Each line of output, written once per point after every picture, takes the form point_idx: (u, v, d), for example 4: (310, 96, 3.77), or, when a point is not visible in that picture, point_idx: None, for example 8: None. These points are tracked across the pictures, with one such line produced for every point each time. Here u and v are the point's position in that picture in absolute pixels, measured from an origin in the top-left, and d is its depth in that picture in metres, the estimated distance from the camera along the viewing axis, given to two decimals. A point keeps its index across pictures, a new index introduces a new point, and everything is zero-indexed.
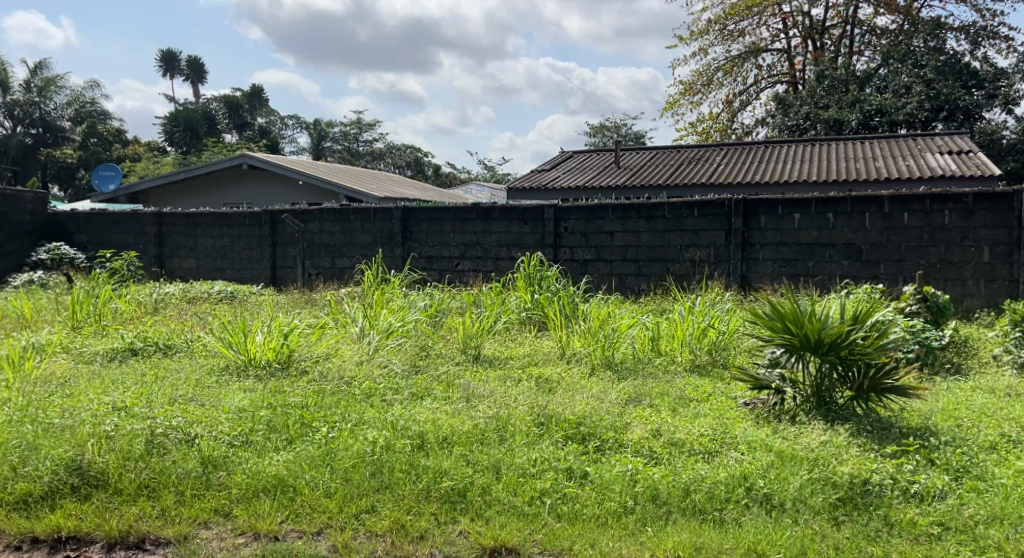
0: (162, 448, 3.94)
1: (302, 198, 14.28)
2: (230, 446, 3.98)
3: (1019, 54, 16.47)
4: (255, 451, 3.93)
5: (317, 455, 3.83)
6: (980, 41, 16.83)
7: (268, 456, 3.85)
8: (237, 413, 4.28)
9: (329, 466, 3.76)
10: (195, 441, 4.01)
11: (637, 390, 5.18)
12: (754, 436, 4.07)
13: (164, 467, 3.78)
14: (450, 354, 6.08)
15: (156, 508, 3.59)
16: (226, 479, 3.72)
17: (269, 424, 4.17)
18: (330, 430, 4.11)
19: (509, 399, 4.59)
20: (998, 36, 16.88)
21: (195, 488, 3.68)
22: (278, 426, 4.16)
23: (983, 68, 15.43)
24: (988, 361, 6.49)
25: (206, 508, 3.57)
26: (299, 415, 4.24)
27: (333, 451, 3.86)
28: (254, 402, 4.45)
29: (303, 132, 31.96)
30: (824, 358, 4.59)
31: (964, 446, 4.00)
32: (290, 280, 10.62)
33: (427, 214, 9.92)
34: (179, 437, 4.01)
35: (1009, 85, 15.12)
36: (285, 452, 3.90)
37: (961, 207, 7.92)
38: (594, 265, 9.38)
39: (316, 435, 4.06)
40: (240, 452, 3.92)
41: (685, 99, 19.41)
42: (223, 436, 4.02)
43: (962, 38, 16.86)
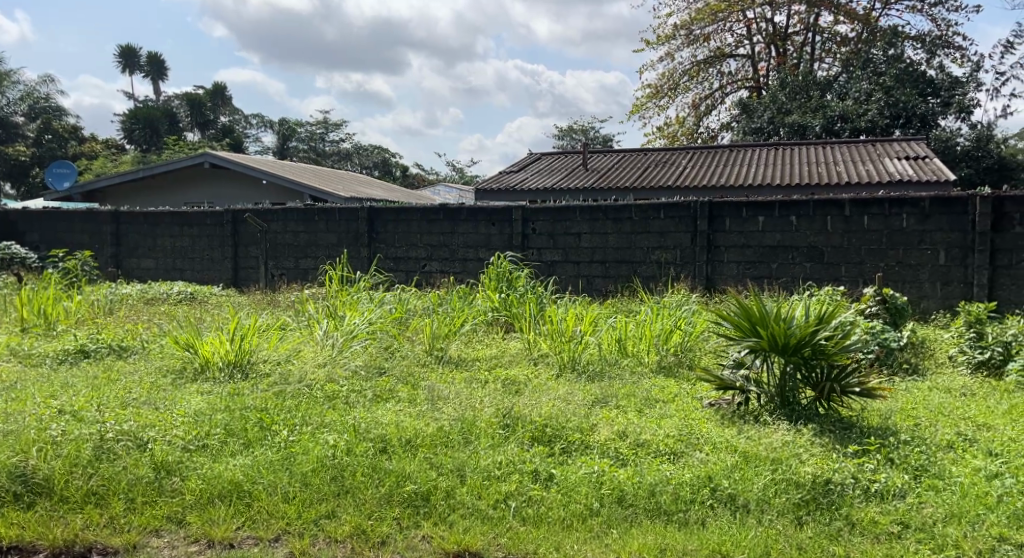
0: (111, 454, 3.82)
1: (266, 198, 14.11)
2: (185, 450, 3.87)
3: (973, 63, 16.83)
4: (210, 456, 3.83)
5: (275, 459, 3.75)
6: (936, 50, 17.15)
7: (224, 461, 3.75)
8: (193, 417, 4.18)
9: (287, 470, 3.68)
10: (148, 446, 3.89)
11: (603, 391, 5.16)
12: (720, 436, 4.06)
13: (113, 474, 3.67)
14: (414, 355, 6.03)
15: (105, 517, 3.48)
16: (180, 485, 3.62)
17: (226, 428, 4.07)
18: (290, 433, 4.02)
19: (474, 401, 4.54)
20: (952, 45, 17.23)
21: (146, 495, 3.58)
22: (237, 429, 4.06)
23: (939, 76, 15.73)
24: (945, 361, 6.60)
25: (157, 515, 3.47)
26: (258, 418, 4.14)
27: (292, 456, 3.78)
28: (212, 405, 4.35)
29: (268, 132, 31.59)
30: (788, 359, 4.61)
31: (922, 445, 4.03)
32: (253, 281, 10.46)
33: (393, 214, 9.83)
34: (130, 442, 3.90)
35: (964, 94, 15.43)
36: (242, 456, 3.81)
37: (918, 210, 8.04)
38: (561, 267, 9.36)
39: (275, 439, 3.97)
40: (195, 457, 3.81)
41: (652, 102, 19.51)
42: (178, 441, 3.91)
43: (919, 47, 17.17)
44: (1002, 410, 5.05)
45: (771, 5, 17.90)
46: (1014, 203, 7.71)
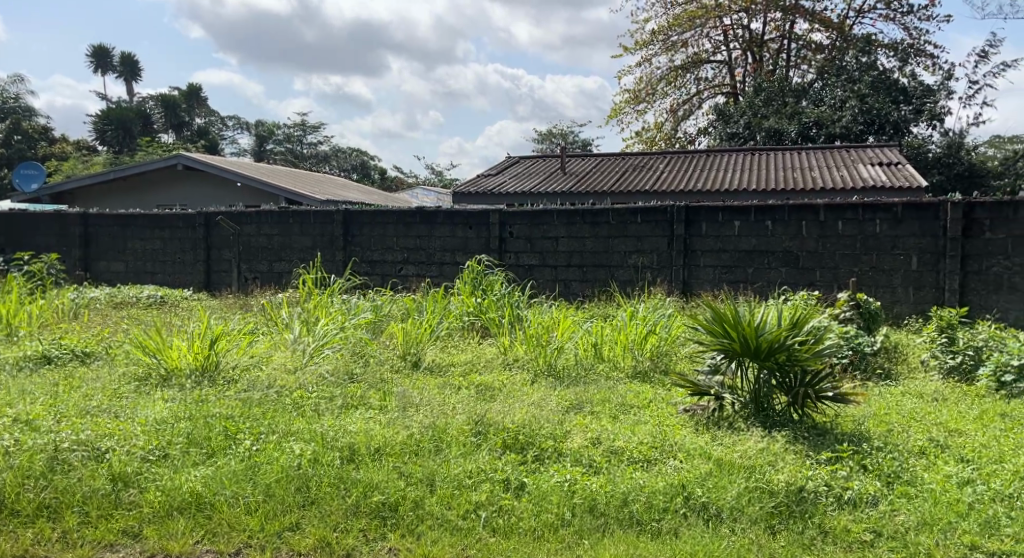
0: (66, 464, 3.73)
1: (239, 200, 13.95)
2: (145, 461, 3.79)
3: (945, 71, 17.03)
4: (171, 467, 3.74)
5: (239, 469, 3.67)
6: (908, 59, 17.34)
7: (185, 472, 3.67)
8: (154, 426, 4.09)
9: (251, 480, 3.61)
10: (105, 455, 3.80)
11: (578, 397, 5.12)
12: (694, 443, 4.03)
13: (68, 485, 3.58)
14: (387, 360, 5.96)
15: (57, 531, 3.39)
16: (137, 497, 3.53)
17: (189, 437, 3.99)
18: (255, 442, 3.94)
19: (446, 407, 4.48)
20: (924, 53, 17.40)
21: (102, 508, 3.49)
22: (201, 438, 3.98)
23: (910, 84, 15.95)
24: (917, 366, 6.64)
25: (113, 529, 3.38)
26: (223, 427, 4.06)
27: (256, 466, 3.71)
28: (175, 413, 4.26)
29: (245, 134, 31.32)
30: (762, 365, 4.59)
31: (894, 451, 4.03)
32: (225, 285, 10.33)
33: (369, 217, 9.75)
34: (86, 452, 3.80)
35: (935, 102, 15.60)
36: (204, 467, 3.73)
37: (890, 216, 8.09)
38: (539, 271, 9.31)
39: (239, 448, 3.89)
40: (155, 468, 3.72)
41: (631, 107, 19.55)
42: (137, 451, 3.82)
43: (891, 55, 17.36)
44: (973, 416, 5.07)
45: (747, 12, 18.00)
46: (984, 209, 7.83)
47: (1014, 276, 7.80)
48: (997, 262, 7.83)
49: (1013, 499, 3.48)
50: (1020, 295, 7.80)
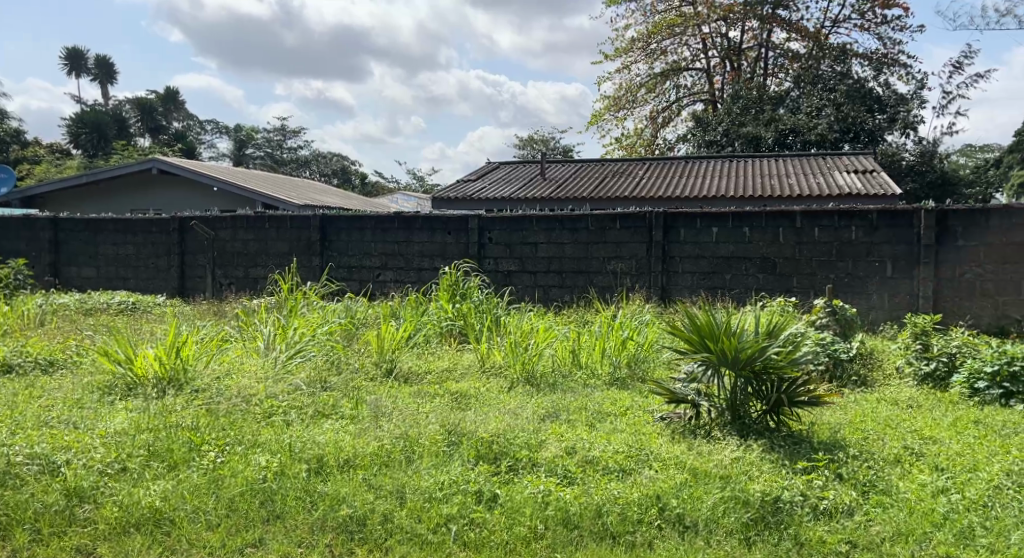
0: (19, 479, 3.63)
1: (215, 205, 13.80)
2: (103, 475, 3.69)
3: (919, 81, 17.24)
4: (130, 480, 3.65)
5: (201, 483, 3.59)
6: (882, 68, 17.52)
7: (144, 486, 3.58)
8: (114, 438, 4.00)
9: (213, 495, 3.53)
10: (61, 469, 3.71)
11: (554, 405, 5.06)
12: (669, 452, 3.99)
13: (20, 501, 3.48)
14: (361, 367, 5.89)
15: (8, 548, 3.29)
16: (93, 513, 3.44)
17: (151, 449, 3.90)
18: (220, 454, 3.86)
19: (419, 417, 4.41)
20: (899, 63, 17.57)
21: (55, 524, 3.39)
22: (163, 449, 3.88)
23: (885, 93, 16.27)
24: (893, 373, 6.65)
25: (65, 547, 3.29)
26: (186, 439, 3.97)
27: (219, 479, 3.63)
28: (137, 424, 4.16)
29: (223, 138, 31.07)
30: (738, 373, 4.56)
31: (869, 459, 4.01)
32: (199, 290, 10.20)
33: (346, 222, 9.65)
34: (40, 466, 3.70)
35: (908, 111, 16.04)
36: (165, 480, 3.64)
37: (866, 223, 8.13)
38: (517, 277, 9.26)
39: (203, 460, 3.80)
40: (112, 482, 3.63)
41: (610, 113, 19.58)
42: (95, 464, 3.73)
43: (867, 65, 17.52)
44: (947, 423, 5.08)
45: (725, 20, 18.08)
46: (957, 216, 7.89)
47: (986, 283, 7.86)
48: (970, 269, 7.88)
49: (987, 508, 3.47)
50: (992, 302, 7.86)
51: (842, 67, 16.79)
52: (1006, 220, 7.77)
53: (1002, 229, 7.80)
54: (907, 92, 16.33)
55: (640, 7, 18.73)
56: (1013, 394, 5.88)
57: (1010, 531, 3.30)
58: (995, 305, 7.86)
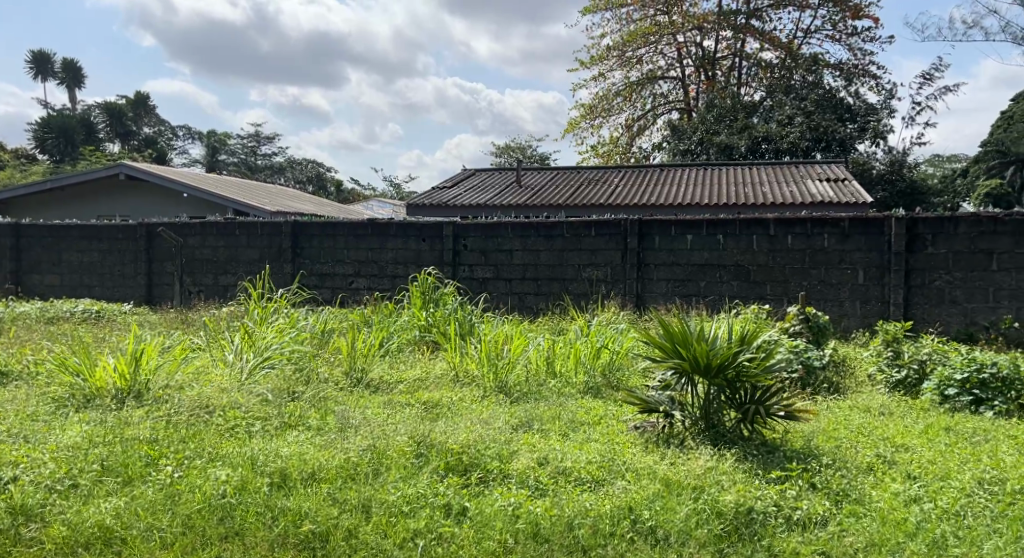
0: None
1: (184, 211, 13.60)
2: (51, 492, 3.57)
3: (888, 92, 17.44)
4: (80, 497, 3.54)
5: (156, 499, 3.48)
6: (853, 78, 17.72)
7: (95, 503, 3.47)
8: (66, 452, 3.87)
9: (169, 511, 3.42)
10: (8, 486, 3.58)
11: (527, 414, 5.00)
12: (642, 462, 3.94)
13: None
14: (331, 376, 5.80)
15: None
16: (39, 533, 3.32)
17: (105, 464, 3.78)
18: (177, 469, 3.75)
19: (387, 428, 4.32)
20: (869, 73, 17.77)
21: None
22: (118, 464, 3.77)
23: (855, 103, 16.47)
24: (865, 380, 6.67)
25: None
26: (143, 453, 3.86)
27: (176, 494, 3.53)
28: (92, 437, 4.05)
29: (195, 144, 30.73)
30: (712, 382, 4.52)
31: (842, 468, 3.98)
32: (167, 298, 10.02)
33: (319, 229, 9.54)
34: None
35: (878, 121, 16.25)
36: (118, 497, 3.53)
37: (838, 230, 8.16)
38: (492, 284, 9.20)
39: (159, 475, 3.69)
40: (62, 500, 3.51)
41: (586, 121, 19.61)
42: (43, 480, 3.61)
43: (838, 75, 17.70)
44: (919, 430, 5.08)
45: (700, 30, 18.19)
46: (926, 224, 7.95)
47: (955, 290, 7.92)
48: (940, 277, 7.94)
49: (959, 517, 3.45)
50: (961, 309, 7.91)
51: (814, 77, 17.04)
52: (974, 228, 7.83)
53: (970, 237, 7.85)
54: (876, 102, 16.54)
55: (615, 16, 18.80)
56: (983, 401, 5.91)
57: (982, 541, 3.28)
58: (964, 312, 7.90)
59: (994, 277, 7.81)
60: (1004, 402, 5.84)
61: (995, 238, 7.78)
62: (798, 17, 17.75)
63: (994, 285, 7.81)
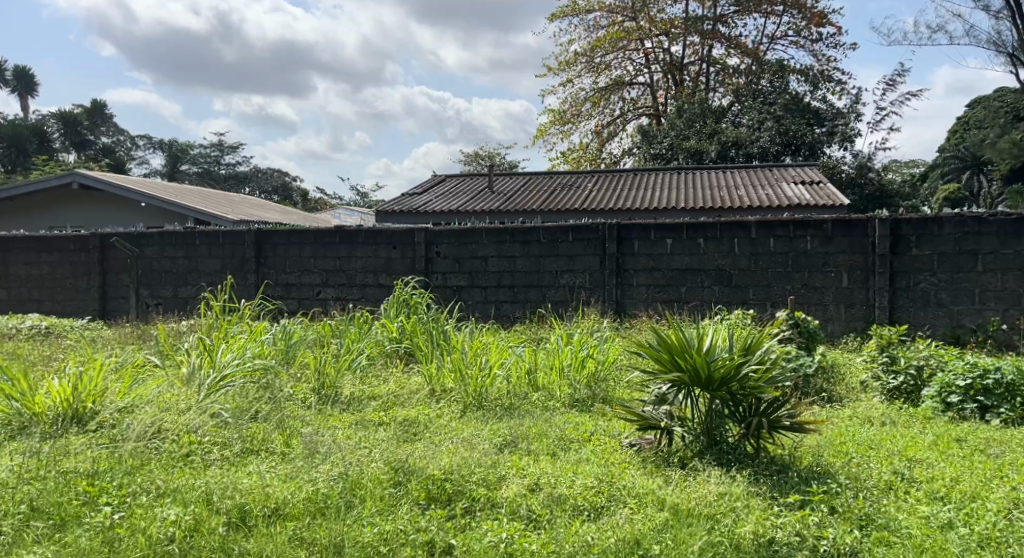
0: None
1: (142, 221, 13.02)
2: None
3: (854, 97, 17.32)
4: (4, 547, 3.08)
5: (94, 545, 3.05)
6: (819, 84, 17.59)
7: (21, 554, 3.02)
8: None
9: None
10: None
11: (513, 432, 4.61)
12: (644, 485, 3.59)
13: None
14: (299, 396, 5.38)
15: None
16: None
17: (35, 504, 3.32)
18: (119, 509, 3.29)
19: (362, 453, 3.89)
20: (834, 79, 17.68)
21: None
22: (51, 505, 3.32)
23: (822, 107, 16.34)
24: (858, 387, 6.37)
25: None
26: (82, 489, 3.40)
27: (117, 539, 3.09)
28: (21, 473, 3.58)
29: (156, 153, 29.92)
30: (714, 395, 4.15)
31: (860, 489, 3.64)
32: (122, 312, 9.47)
33: (284, 238, 9.08)
34: None
35: (846, 124, 16.01)
36: (48, 545, 3.08)
37: (821, 232, 7.89)
38: (467, 292, 8.80)
39: (96, 516, 3.23)
40: None
41: (556, 127, 19.32)
42: None
43: (803, 81, 17.54)
44: (927, 442, 4.78)
45: (667, 35, 17.95)
46: (910, 225, 7.70)
47: (940, 292, 7.67)
48: (925, 278, 7.69)
49: (999, 545, 3.14)
50: (947, 311, 7.67)
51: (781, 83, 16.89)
52: (959, 229, 7.59)
53: (954, 238, 7.61)
54: (843, 107, 16.43)
55: (583, 22, 18.53)
56: (988, 408, 5.65)
57: None
58: (951, 314, 7.66)
59: (980, 278, 7.57)
60: (1009, 410, 5.58)
61: (979, 239, 7.55)
62: (760, 27, 16.63)
63: (980, 286, 7.57)
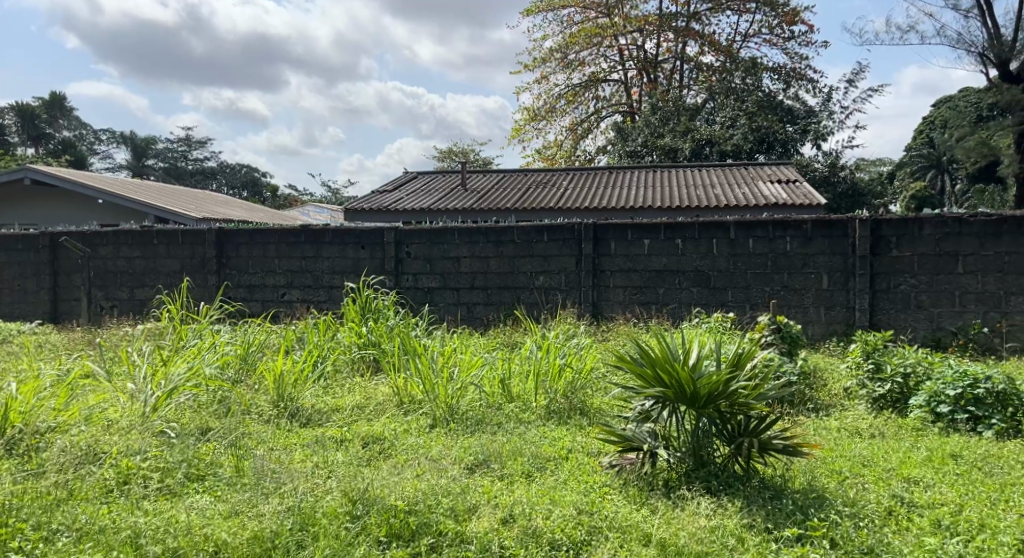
0: None
1: (99, 219, 12.51)
2: None
3: (826, 95, 17.20)
4: None
5: None
6: (791, 81, 17.43)
7: None
8: None
9: None
10: None
11: (484, 449, 4.27)
12: (628, 516, 3.41)
13: None
14: (258, 408, 5.03)
15: None
16: None
17: None
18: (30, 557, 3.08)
19: (318, 482, 3.60)
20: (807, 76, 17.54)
21: None
22: None
23: (795, 106, 16.19)
24: (842, 394, 6.14)
25: None
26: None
27: None
28: None
29: (119, 148, 29.12)
30: (701, 412, 3.86)
31: (861, 517, 3.49)
32: (74, 316, 8.99)
33: (247, 237, 8.66)
34: None
35: (818, 123, 15.86)
36: None
37: (800, 233, 7.65)
38: (439, 294, 8.44)
39: None
40: None
41: (530, 125, 19.02)
42: None
43: (776, 78, 17.37)
44: (922, 458, 4.58)
45: (641, 32, 17.66)
46: (890, 226, 7.48)
47: (921, 294, 7.46)
48: (905, 280, 7.48)
49: None
50: (927, 314, 7.46)
51: (753, 80, 16.62)
52: (939, 230, 7.38)
53: (934, 240, 7.40)
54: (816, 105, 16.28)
55: (557, 18, 18.22)
56: (980, 419, 5.43)
57: None
58: (930, 317, 7.45)
59: (960, 280, 7.37)
60: (1001, 421, 5.37)
61: (959, 240, 7.34)
62: (734, 23, 16.42)
63: (961, 288, 7.37)
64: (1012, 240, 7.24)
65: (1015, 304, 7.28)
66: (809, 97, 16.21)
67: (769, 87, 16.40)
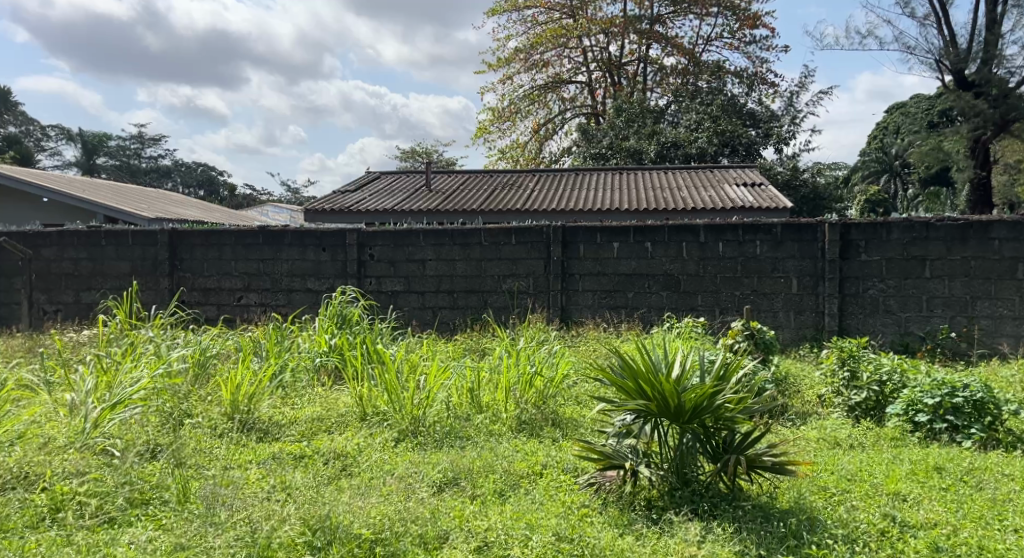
0: None
1: (44, 218, 11.97)
2: None
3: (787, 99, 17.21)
4: None
5: None
6: (754, 85, 17.41)
7: None
8: None
9: None
10: None
11: (452, 464, 4.02)
12: (611, 543, 3.33)
13: None
14: (210, 421, 4.72)
15: None
16: None
17: None
18: None
19: (271, 509, 3.38)
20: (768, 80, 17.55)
21: None
22: None
23: (757, 110, 16.17)
24: (817, 402, 5.98)
25: None
26: None
27: None
28: None
29: (68, 144, 28.19)
30: (684, 428, 3.64)
31: (855, 542, 3.39)
32: (15, 321, 8.52)
33: (201, 238, 8.28)
34: None
35: (780, 127, 15.83)
36: None
37: (770, 237, 7.50)
38: (403, 297, 8.15)
39: None
40: None
41: (494, 126, 18.75)
42: None
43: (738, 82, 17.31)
44: (906, 470, 4.42)
45: (606, 34, 17.49)
46: (859, 230, 7.37)
47: (889, 299, 7.36)
48: (874, 285, 7.38)
49: None
50: (896, 319, 7.36)
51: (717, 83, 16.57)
52: (906, 234, 7.28)
53: (902, 244, 7.30)
54: (778, 109, 16.26)
55: (521, 18, 18.00)
56: (959, 428, 5.28)
57: None
58: (899, 321, 7.35)
59: (928, 285, 7.28)
60: (980, 430, 5.21)
61: (927, 244, 7.25)
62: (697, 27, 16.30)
63: (928, 293, 7.27)
64: (979, 245, 7.16)
65: (981, 308, 7.19)
66: (771, 101, 16.19)
67: (732, 91, 16.31)
